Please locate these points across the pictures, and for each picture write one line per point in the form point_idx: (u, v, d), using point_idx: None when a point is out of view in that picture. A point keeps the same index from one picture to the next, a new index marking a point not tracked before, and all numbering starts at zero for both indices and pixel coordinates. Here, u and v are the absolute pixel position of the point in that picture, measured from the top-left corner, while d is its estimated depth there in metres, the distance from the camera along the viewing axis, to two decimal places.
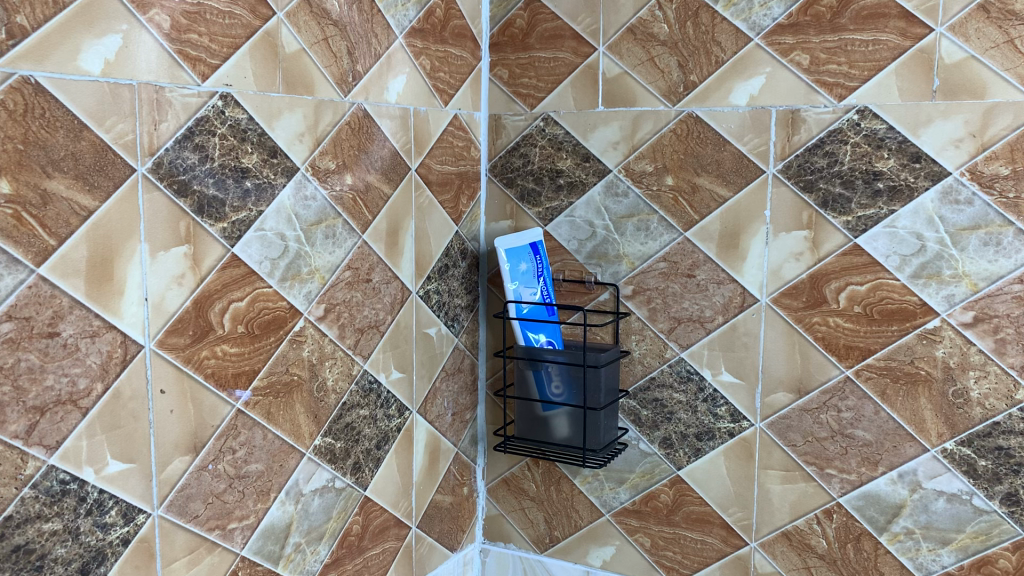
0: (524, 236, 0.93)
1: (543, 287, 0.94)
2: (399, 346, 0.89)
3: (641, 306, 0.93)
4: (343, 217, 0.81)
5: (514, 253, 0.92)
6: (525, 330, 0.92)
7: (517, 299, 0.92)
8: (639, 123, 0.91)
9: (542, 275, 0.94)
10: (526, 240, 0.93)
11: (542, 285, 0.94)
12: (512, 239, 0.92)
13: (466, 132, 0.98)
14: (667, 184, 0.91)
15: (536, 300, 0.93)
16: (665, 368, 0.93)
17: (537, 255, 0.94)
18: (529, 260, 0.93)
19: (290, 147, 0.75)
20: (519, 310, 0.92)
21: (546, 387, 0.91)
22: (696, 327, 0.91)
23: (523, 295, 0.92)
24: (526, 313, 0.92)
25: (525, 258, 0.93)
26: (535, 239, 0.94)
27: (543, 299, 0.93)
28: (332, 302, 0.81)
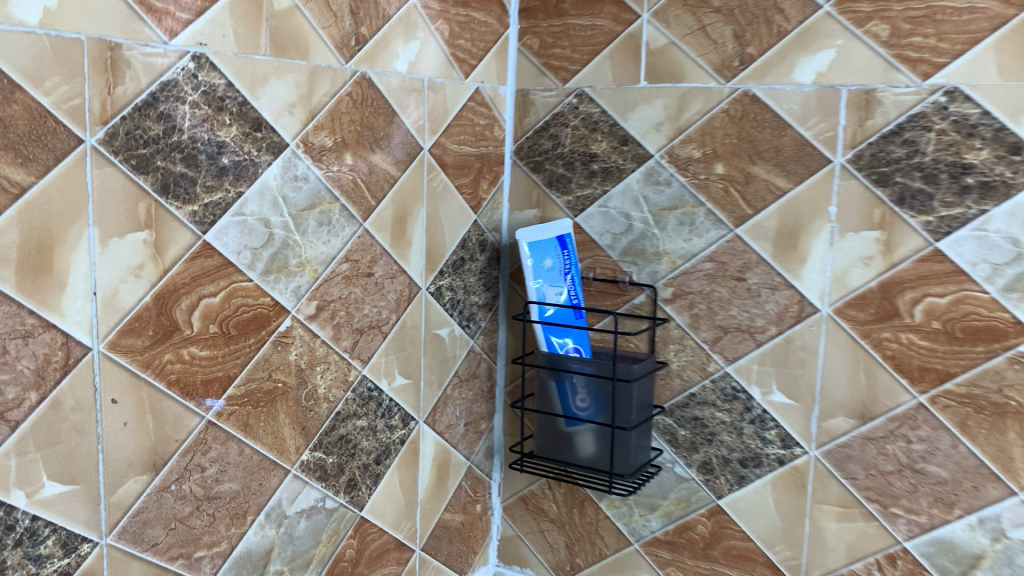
0: (551, 228, 0.82)
1: (571, 285, 0.83)
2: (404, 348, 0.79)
3: (681, 311, 0.82)
4: (341, 201, 0.71)
5: (539, 247, 0.82)
6: (548, 335, 0.82)
7: (541, 300, 0.82)
8: (686, 102, 0.80)
9: (571, 272, 0.83)
10: (553, 233, 0.82)
11: (571, 284, 0.83)
12: (536, 231, 0.82)
13: (489, 109, 0.87)
14: (716, 173, 0.79)
15: (563, 301, 0.82)
16: (707, 384, 0.81)
17: (565, 250, 0.83)
18: (555, 256, 0.82)
19: (278, 120, 0.65)
20: (543, 312, 0.82)
21: (570, 401, 0.81)
22: (744, 338, 0.79)
23: (547, 296, 0.82)
24: (550, 316, 0.82)
25: (552, 254, 0.82)
26: (563, 232, 0.83)
27: (571, 299, 0.83)
28: (326, 299, 0.71)
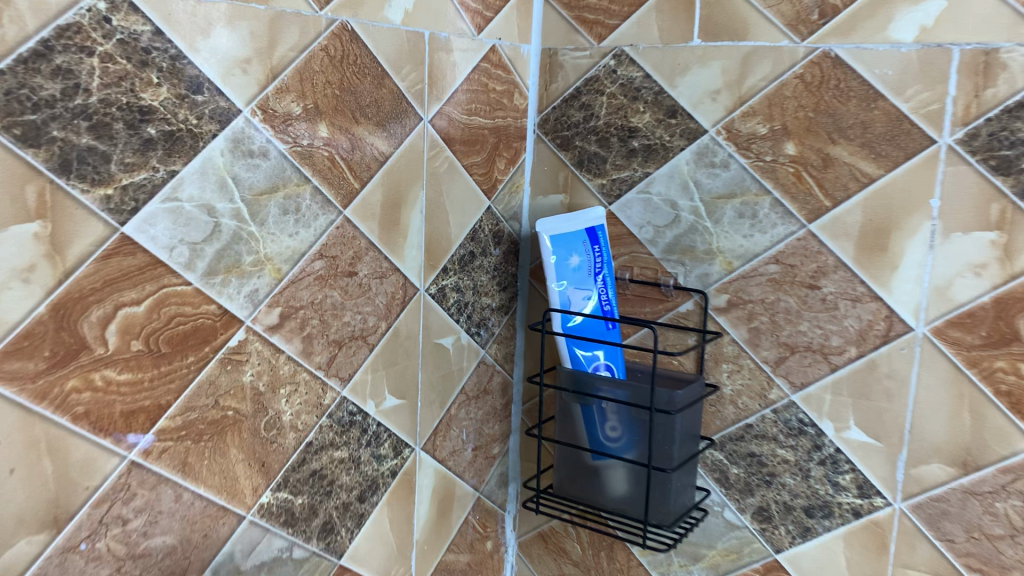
0: (576, 220, 0.68)
1: (603, 289, 0.68)
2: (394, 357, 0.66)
3: (737, 324, 0.66)
4: (314, 183, 0.57)
5: (563, 242, 0.68)
6: (574, 348, 0.68)
7: (565, 307, 0.68)
8: (750, 64, 0.64)
9: (603, 272, 0.68)
10: (579, 225, 0.68)
11: (603, 287, 0.68)
12: (558, 223, 0.67)
13: (508, 72, 0.72)
14: (786, 154, 0.63)
15: (593, 308, 0.68)
16: (767, 415, 0.66)
17: (595, 246, 0.68)
18: (582, 252, 0.68)
19: (226, 81, 0.50)
20: (568, 321, 0.68)
21: (600, 430, 0.67)
22: (816, 361, 0.64)
23: (573, 302, 0.68)
24: (576, 326, 0.68)
25: (579, 250, 0.68)
26: (593, 223, 0.68)
27: (603, 306, 0.68)
28: (293, 305, 0.57)
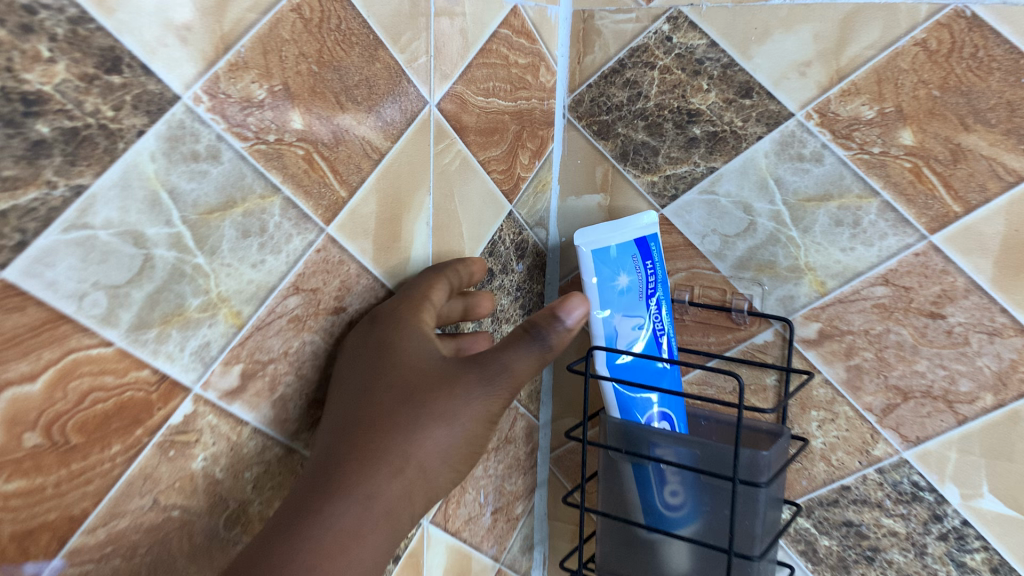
0: (624, 227, 0.53)
1: (656, 315, 0.54)
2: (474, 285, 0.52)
3: (831, 361, 0.53)
4: (285, 193, 0.41)
5: (608, 258, 0.53)
6: (623, 391, 0.53)
7: (611, 340, 0.53)
8: (854, 28, 0.49)
9: (655, 293, 0.54)
10: (628, 234, 0.53)
11: (656, 312, 0.54)
12: (602, 233, 0.53)
13: (531, 41, 0.57)
14: (903, 145, 0.49)
15: (645, 340, 0.54)
16: (870, 476, 0.52)
17: (647, 260, 0.53)
18: (633, 268, 0.53)
19: (156, 56, 0.34)
20: (615, 359, 0.53)
21: (658, 498, 0.52)
22: (938, 410, 0.50)
23: (622, 334, 0.53)
24: (624, 364, 0.53)
25: (628, 266, 0.53)
26: (644, 232, 0.54)
27: (657, 337, 0.54)
28: (259, 360, 0.42)
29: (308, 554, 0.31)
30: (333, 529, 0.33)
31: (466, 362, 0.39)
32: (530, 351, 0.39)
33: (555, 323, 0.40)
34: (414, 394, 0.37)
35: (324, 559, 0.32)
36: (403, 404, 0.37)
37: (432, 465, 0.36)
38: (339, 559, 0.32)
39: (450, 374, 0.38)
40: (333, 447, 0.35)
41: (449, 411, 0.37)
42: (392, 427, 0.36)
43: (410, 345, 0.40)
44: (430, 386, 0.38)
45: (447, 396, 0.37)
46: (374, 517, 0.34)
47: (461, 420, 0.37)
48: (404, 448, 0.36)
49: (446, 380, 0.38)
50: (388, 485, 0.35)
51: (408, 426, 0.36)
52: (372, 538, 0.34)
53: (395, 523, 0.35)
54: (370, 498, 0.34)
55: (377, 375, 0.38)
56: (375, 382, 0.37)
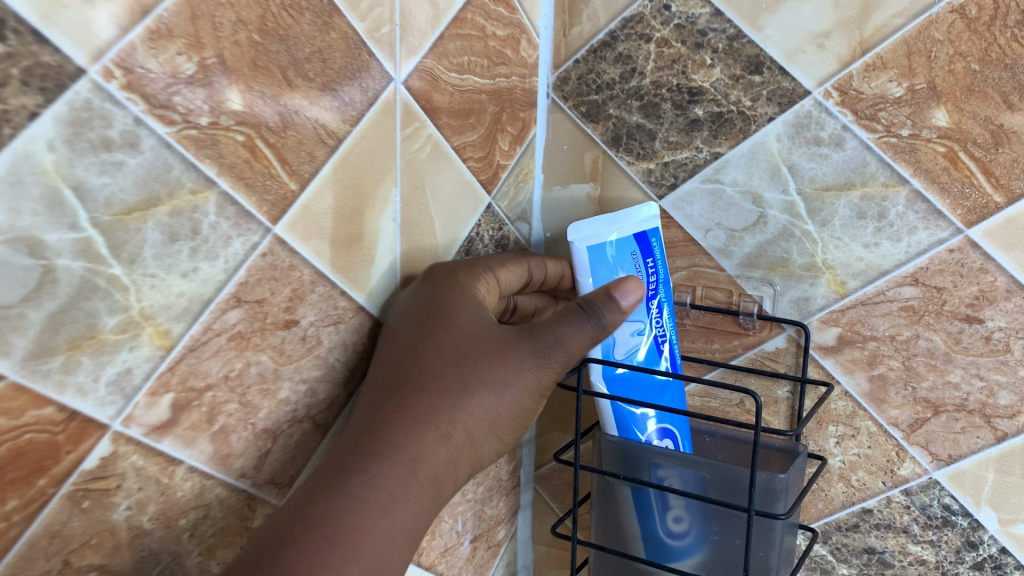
0: (622, 221, 0.47)
1: (658, 320, 0.48)
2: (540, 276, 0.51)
3: (851, 370, 0.47)
4: (222, 186, 0.35)
5: (603, 256, 0.47)
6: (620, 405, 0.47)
7: (608, 350, 0.47)
8: None
9: (657, 294, 0.48)
10: (627, 228, 0.47)
11: (658, 315, 0.48)
12: (595, 227, 0.47)
13: (511, 11, 0.50)
14: (937, 126, 0.43)
15: (646, 348, 0.48)
16: (895, 498, 0.47)
17: (648, 258, 0.48)
18: (631, 267, 0.47)
19: (52, 20, 0.27)
20: (611, 370, 0.47)
21: (659, 525, 0.46)
22: (975, 425, 0.44)
23: (620, 342, 0.47)
24: (621, 376, 0.47)
25: (626, 264, 0.47)
26: (644, 225, 0.48)
27: (660, 344, 0.48)
28: (195, 386, 0.35)
29: (353, 513, 0.35)
30: (378, 490, 0.36)
31: (518, 331, 0.42)
32: (585, 328, 0.42)
33: (617, 308, 0.42)
34: (464, 362, 0.41)
35: (366, 520, 0.35)
36: (452, 369, 0.40)
37: (473, 431, 0.40)
38: (378, 517, 0.35)
39: (501, 345, 0.42)
40: (383, 406, 0.38)
41: (497, 381, 0.41)
42: (441, 392, 0.39)
43: (461, 311, 0.42)
44: (480, 355, 0.41)
45: (498, 366, 0.41)
46: (416, 478, 0.37)
47: (509, 389, 0.41)
48: (450, 413, 0.39)
49: (499, 351, 0.41)
50: (431, 448, 0.38)
51: (455, 393, 0.40)
52: (412, 499, 0.37)
53: (434, 485, 0.39)
54: (416, 461, 0.37)
55: (429, 338, 0.41)
56: (427, 346, 0.40)
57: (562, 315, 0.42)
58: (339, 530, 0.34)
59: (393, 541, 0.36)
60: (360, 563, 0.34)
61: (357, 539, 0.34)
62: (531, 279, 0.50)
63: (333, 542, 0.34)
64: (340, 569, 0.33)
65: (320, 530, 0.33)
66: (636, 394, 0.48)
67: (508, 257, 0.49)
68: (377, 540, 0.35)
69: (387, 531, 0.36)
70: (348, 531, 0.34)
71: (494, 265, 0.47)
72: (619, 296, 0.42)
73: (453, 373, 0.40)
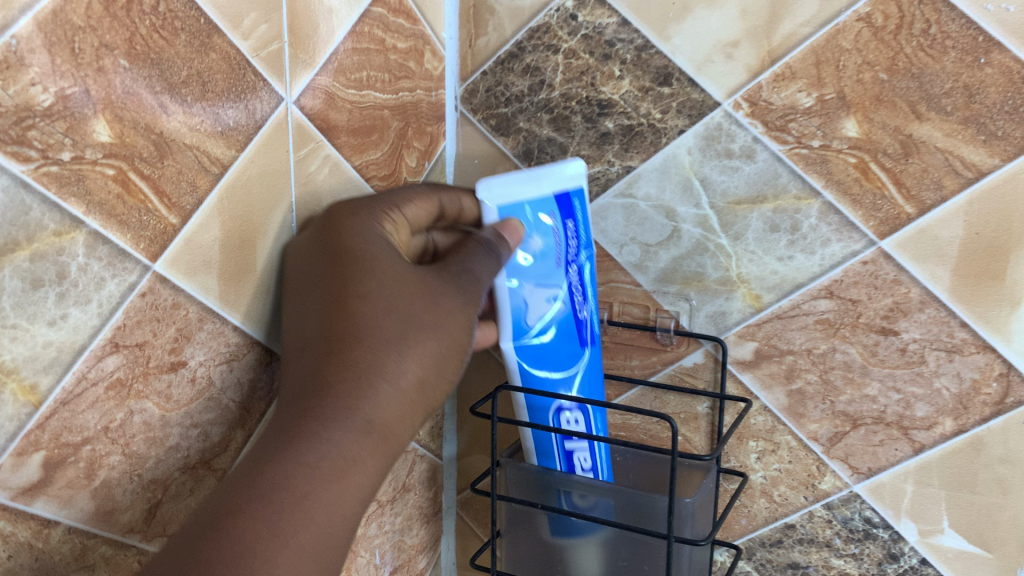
0: (543, 178, 0.44)
1: (573, 289, 0.45)
2: (452, 211, 0.44)
3: (768, 385, 0.46)
4: (92, 225, 0.32)
5: (519, 216, 0.43)
6: (530, 369, 0.45)
7: (520, 315, 0.44)
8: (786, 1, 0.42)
9: (577, 261, 0.45)
10: (547, 187, 0.44)
11: (576, 282, 0.45)
12: (512, 185, 0.43)
13: (413, 22, 0.48)
14: (846, 137, 0.42)
15: (562, 316, 0.44)
16: (817, 513, 0.46)
17: (569, 220, 0.44)
18: (549, 229, 0.44)
19: None
20: (522, 336, 0.44)
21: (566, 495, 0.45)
22: (892, 437, 0.44)
23: (533, 308, 0.44)
24: (531, 346, 0.44)
25: (543, 226, 0.44)
26: (567, 185, 0.44)
27: (577, 313, 0.45)
28: (70, 441, 0.32)
29: (302, 481, 0.30)
30: (331, 454, 0.31)
31: (436, 272, 0.37)
32: (492, 262, 0.40)
33: (508, 248, 0.41)
34: (394, 305, 0.34)
35: (316, 485, 0.31)
36: (386, 313, 0.34)
37: (424, 376, 0.35)
38: (333, 482, 0.31)
39: (428, 282, 0.36)
40: (313, 366, 0.33)
41: (432, 320, 0.35)
42: (383, 341, 0.33)
43: (377, 248, 0.36)
44: (407, 297, 0.35)
45: (428, 307, 0.35)
46: (373, 436, 0.33)
47: (447, 328, 0.36)
48: (394, 363, 0.33)
49: (430, 289, 0.36)
50: (384, 402, 0.33)
51: (395, 339, 0.34)
52: (371, 456, 0.33)
53: (394, 441, 0.34)
54: (371, 421, 0.32)
55: (348, 284, 0.34)
56: (349, 293, 0.34)
57: (463, 251, 0.40)
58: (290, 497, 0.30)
59: (351, 506, 0.32)
60: (314, 532, 0.30)
61: (309, 506, 0.30)
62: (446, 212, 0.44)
63: (278, 510, 0.30)
64: (289, 538, 0.30)
65: (261, 498, 0.30)
66: (550, 362, 0.45)
67: (414, 192, 0.41)
68: (332, 508, 0.31)
69: (343, 495, 0.31)
70: (296, 498, 0.30)
71: (396, 200, 0.40)
72: (507, 237, 0.42)
73: (385, 319, 0.34)
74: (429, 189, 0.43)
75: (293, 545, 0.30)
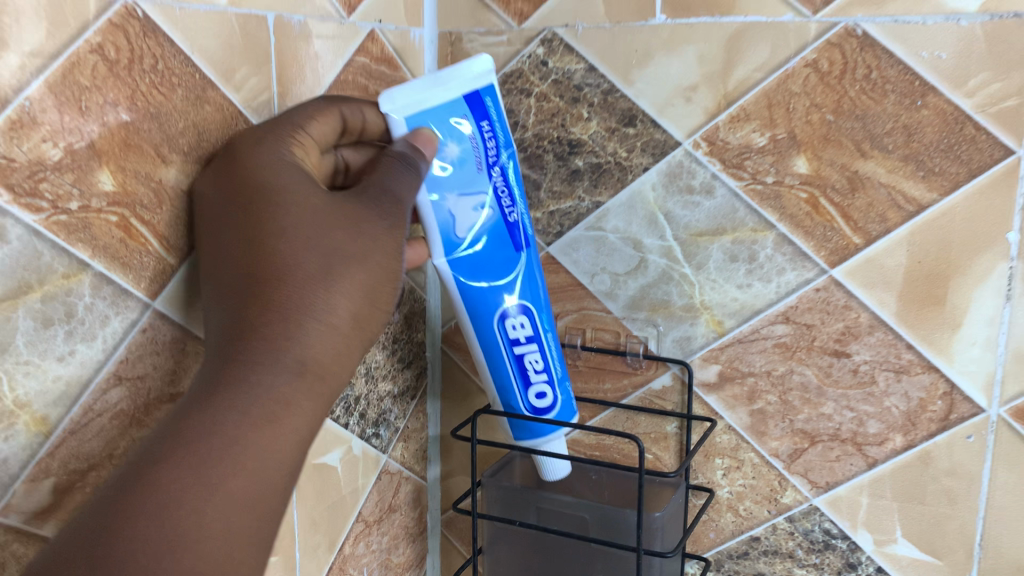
0: (448, 82, 0.42)
1: (500, 190, 0.44)
2: (355, 124, 0.41)
3: (732, 405, 0.49)
4: (96, 268, 0.35)
5: (431, 125, 0.42)
6: (467, 282, 0.44)
7: (447, 229, 0.43)
8: (739, 49, 0.45)
9: (498, 163, 0.44)
10: (454, 89, 0.42)
11: (501, 185, 0.44)
12: (415, 91, 0.42)
13: (394, 68, 0.52)
14: (797, 174, 0.45)
15: (491, 223, 0.44)
16: (780, 526, 0.49)
17: (482, 121, 0.43)
18: (465, 133, 0.43)
19: None
20: (454, 248, 0.44)
21: (522, 400, 0.46)
22: (848, 452, 0.47)
23: (460, 219, 0.43)
24: (464, 257, 0.44)
25: (458, 132, 0.43)
26: (476, 83, 0.43)
27: (506, 217, 0.44)
28: (78, 468, 0.35)
29: (232, 427, 0.29)
30: (262, 398, 0.30)
31: (356, 199, 0.36)
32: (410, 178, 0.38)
33: (424, 158, 0.40)
34: (316, 239, 0.33)
35: (246, 433, 0.29)
36: (306, 251, 0.32)
37: (357, 309, 0.33)
38: (265, 426, 0.30)
39: (347, 212, 0.34)
40: (234, 310, 0.31)
41: (357, 253, 0.34)
42: (306, 280, 0.32)
43: (288, 184, 0.34)
44: (329, 229, 0.33)
45: (353, 238, 0.34)
46: (306, 377, 0.31)
47: (371, 257, 0.34)
48: (322, 300, 0.32)
49: (350, 219, 0.34)
50: (314, 342, 0.32)
51: (319, 276, 0.32)
52: (305, 400, 0.32)
53: (331, 380, 0.33)
54: (301, 361, 0.31)
55: (265, 221, 0.32)
56: (267, 233, 0.32)
57: (378, 172, 0.38)
58: (221, 445, 0.29)
59: (286, 451, 0.31)
60: (246, 479, 0.29)
61: (239, 453, 0.29)
62: (348, 127, 0.40)
63: (208, 460, 0.28)
64: (220, 487, 0.28)
65: (189, 450, 0.28)
66: (487, 271, 0.44)
67: (315, 107, 0.39)
68: (265, 452, 0.30)
69: (275, 441, 0.30)
70: (225, 445, 0.29)
71: (298, 120, 0.38)
72: (421, 147, 0.41)
73: (309, 255, 0.32)
74: (328, 101, 0.40)
75: (224, 494, 0.28)
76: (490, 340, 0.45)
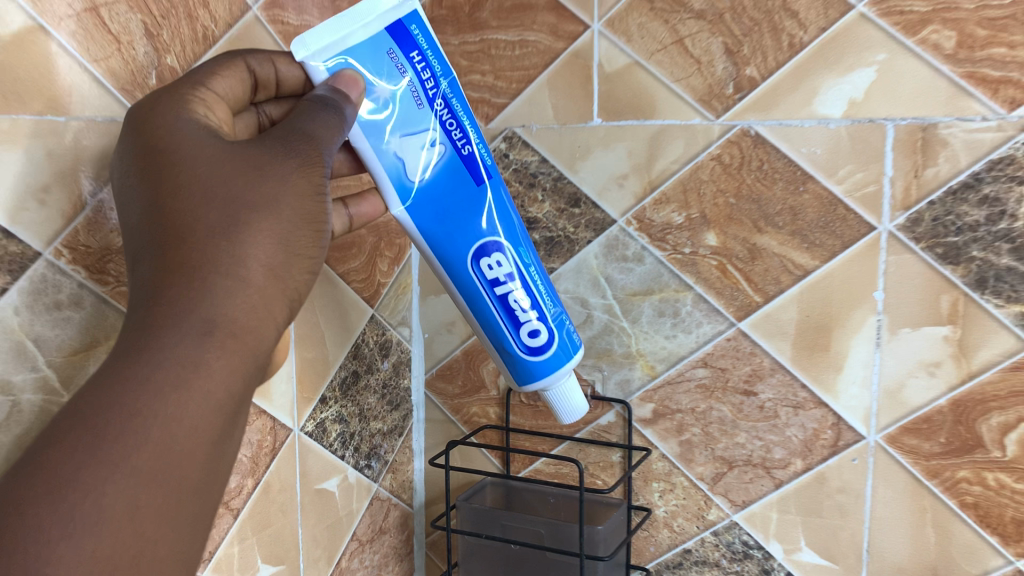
0: (365, 18, 0.42)
1: (445, 124, 0.44)
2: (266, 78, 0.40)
3: (665, 437, 0.59)
4: None
5: (360, 70, 0.42)
6: (433, 225, 0.45)
7: (399, 173, 0.44)
8: (660, 144, 0.56)
9: (439, 93, 0.44)
10: (375, 24, 0.42)
11: (446, 117, 0.44)
12: (333, 34, 0.41)
13: None
14: (708, 245, 0.55)
15: (444, 158, 0.45)
16: (707, 539, 0.58)
17: (409, 51, 0.43)
18: (395, 66, 0.42)
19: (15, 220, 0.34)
20: (410, 192, 0.45)
21: (516, 342, 0.48)
22: (759, 474, 0.56)
23: (409, 161, 0.44)
24: (422, 200, 0.45)
25: (389, 67, 0.42)
26: (397, 14, 0.42)
27: (460, 151, 0.45)
28: None
29: (135, 395, 0.26)
30: (168, 358, 0.27)
31: (254, 145, 0.34)
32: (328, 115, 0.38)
33: (347, 99, 0.40)
34: (216, 189, 0.31)
35: (153, 398, 0.26)
36: (207, 202, 0.30)
37: (269, 260, 0.31)
38: (172, 391, 0.27)
39: (246, 160, 0.32)
40: (146, 277, 0.29)
41: (263, 199, 0.32)
42: (209, 232, 0.30)
43: (185, 139, 0.32)
44: (231, 179, 0.31)
45: (257, 182, 0.32)
46: (217, 338, 0.28)
47: (282, 203, 0.32)
48: (229, 250, 0.30)
49: (251, 164, 0.32)
50: (226, 301, 0.29)
51: (224, 228, 0.30)
52: (217, 362, 0.28)
53: (247, 343, 0.30)
54: (209, 320, 0.28)
55: (163, 184, 0.31)
56: (164, 192, 0.31)
57: (296, 112, 0.37)
58: (124, 415, 0.25)
59: (202, 419, 0.28)
60: (154, 451, 0.26)
61: (143, 422, 0.26)
62: (259, 82, 0.40)
63: (110, 431, 0.25)
64: (125, 456, 0.25)
65: (90, 420, 0.25)
66: (450, 208, 0.45)
67: (216, 62, 0.37)
68: (178, 421, 0.27)
69: (186, 408, 0.27)
70: (127, 415, 0.25)
71: (200, 77, 0.36)
72: (344, 88, 0.40)
73: (208, 207, 0.30)
74: (232, 56, 0.39)
75: (130, 466, 0.25)
76: (469, 283, 0.47)
